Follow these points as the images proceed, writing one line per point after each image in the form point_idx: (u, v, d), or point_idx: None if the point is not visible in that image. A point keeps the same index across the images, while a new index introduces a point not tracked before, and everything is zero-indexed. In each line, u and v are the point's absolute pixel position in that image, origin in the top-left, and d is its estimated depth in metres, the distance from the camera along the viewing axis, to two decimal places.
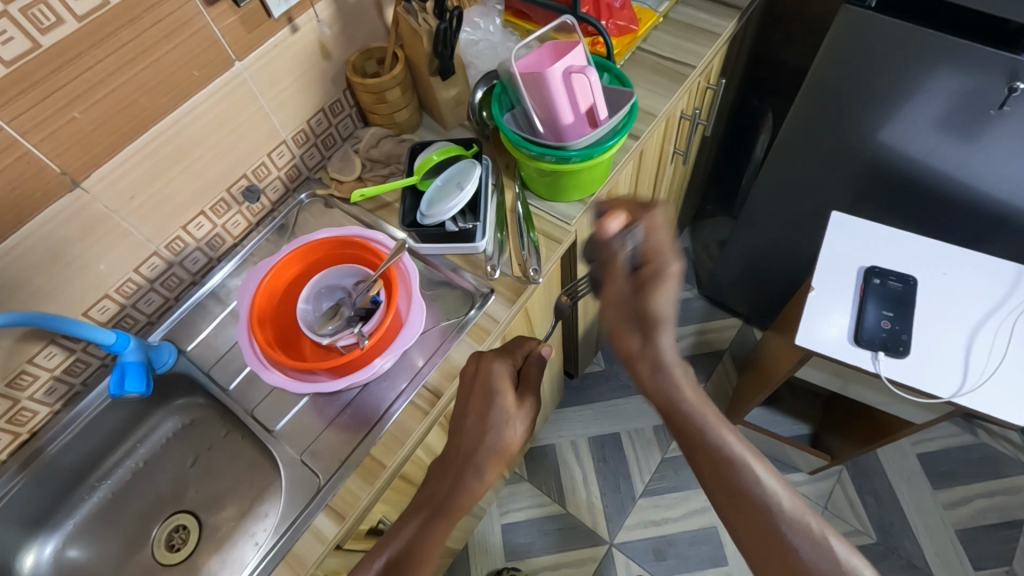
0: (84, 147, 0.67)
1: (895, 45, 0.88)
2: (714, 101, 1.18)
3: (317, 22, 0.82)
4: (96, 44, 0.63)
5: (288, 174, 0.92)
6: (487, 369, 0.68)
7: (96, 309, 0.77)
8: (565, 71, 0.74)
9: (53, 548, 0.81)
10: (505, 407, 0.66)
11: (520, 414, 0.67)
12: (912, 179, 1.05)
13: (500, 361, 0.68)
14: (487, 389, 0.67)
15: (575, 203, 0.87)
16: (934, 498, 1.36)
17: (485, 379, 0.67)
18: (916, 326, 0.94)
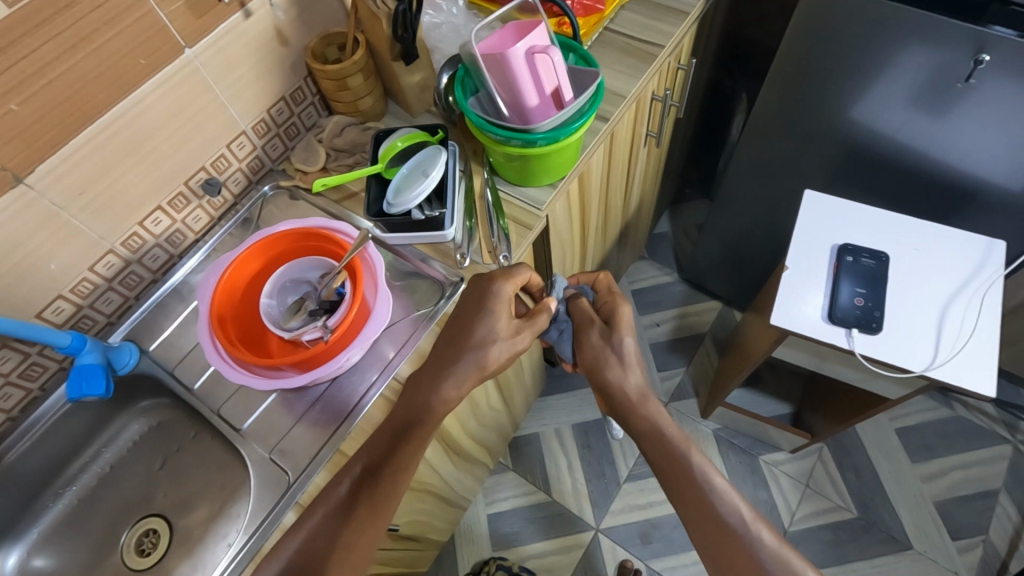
0: (25, 141, 0.64)
1: (861, 20, 0.88)
2: (686, 82, 1.17)
3: (270, 6, 0.79)
4: (33, 29, 0.60)
5: (250, 166, 0.89)
6: (487, 289, 0.70)
7: (50, 311, 0.75)
8: (528, 51, 0.72)
9: (18, 558, 0.79)
10: (501, 335, 0.70)
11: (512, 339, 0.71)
12: (884, 155, 1.05)
13: (502, 282, 0.70)
14: (483, 307, 0.70)
15: (545, 188, 0.85)
16: (912, 472, 1.39)
17: (484, 297, 0.70)
18: (889, 303, 0.94)
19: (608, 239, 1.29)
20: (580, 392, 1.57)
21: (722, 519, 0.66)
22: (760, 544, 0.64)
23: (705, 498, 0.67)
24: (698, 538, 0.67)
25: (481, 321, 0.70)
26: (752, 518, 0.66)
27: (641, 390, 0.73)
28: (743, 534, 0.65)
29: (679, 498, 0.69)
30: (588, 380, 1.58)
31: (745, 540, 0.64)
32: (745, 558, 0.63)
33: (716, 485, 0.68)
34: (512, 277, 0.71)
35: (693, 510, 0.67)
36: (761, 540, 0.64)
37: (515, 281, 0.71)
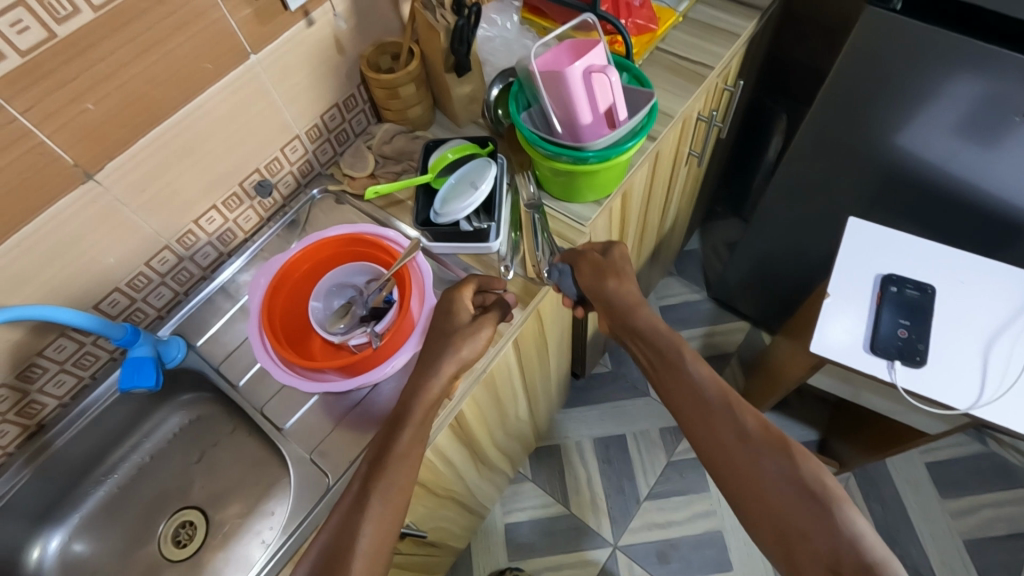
0: (95, 139, 0.66)
1: (916, 49, 0.87)
2: (731, 103, 1.16)
3: (333, 15, 0.81)
4: (111, 33, 0.61)
5: (300, 169, 0.91)
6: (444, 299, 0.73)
7: (106, 303, 0.77)
8: (585, 71, 0.73)
9: (59, 542, 0.80)
10: (462, 329, 0.70)
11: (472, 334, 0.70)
12: (930, 184, 1.03)
13: (454, 291, 0.73)
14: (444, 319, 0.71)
15: (590, 205, 0.86)
16: (942, 507, 1.36)
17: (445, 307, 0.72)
18: (932, 336, 0.93)
19: (642, 255, 1.29)
20: (602, 406, 1.56)
21: (709, 409, 0.68)
22: (742, 425, 0.66)
23: (693, 385, 0.70)
24: (691, 426, 0.70)
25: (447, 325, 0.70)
26: (733, 400, 0.68)
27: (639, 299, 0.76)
28: (723, 410, 0.67)
29: (667, 390, 0.73)
30: (612, 394, 1.57)
31: (729, 420, 0.67)
32: (731, 431, 0.66)
33: (699, 373, 0.71)
34: (464, 285, 0.74)
35: (683, 395, 0.70)
36: (744, 418, 0.66)
37: (468, 289, 0.74)
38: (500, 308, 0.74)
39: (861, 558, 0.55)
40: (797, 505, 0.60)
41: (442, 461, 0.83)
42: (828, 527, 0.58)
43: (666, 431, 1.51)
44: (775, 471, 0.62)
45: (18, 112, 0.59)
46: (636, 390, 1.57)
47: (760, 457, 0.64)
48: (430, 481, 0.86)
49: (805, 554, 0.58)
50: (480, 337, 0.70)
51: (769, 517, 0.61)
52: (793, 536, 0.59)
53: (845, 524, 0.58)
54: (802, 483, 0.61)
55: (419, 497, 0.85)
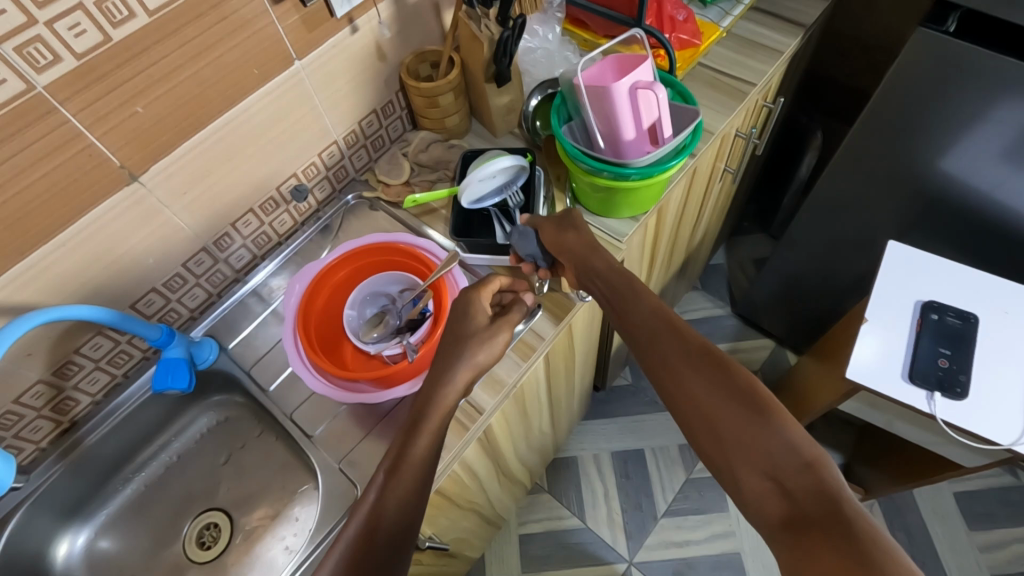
0: (143, 142, 0.66)
1: (967, 72, 0.85)
2: (769, 119, 1.14)
3: (377, 22, 0.81)
4: (164, 39, 0.62)
5: (336, 175, 0.91)
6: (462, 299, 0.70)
7: (143, 303, 0.77)
8: (631, 86, 0.71)
9: (85, 539, 0.81)
10: (479, 333, 0.67)
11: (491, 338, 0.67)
12: (973, 210, 1.01)
13: (474, 293, 0.70)
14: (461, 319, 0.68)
15: (626, 220, 0.85)
16: (969, 539, 1.32)
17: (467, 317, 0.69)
18: (974, 366, 0.90)
19: (670, 269, 1.27)
20: (622, 419, 1.54)
21: (653, 332, 0.64)
22: (682, 343, 0.61)
23: (641, 307, 0.66)
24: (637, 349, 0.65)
25: (465, 327, 0.68)
26: (677, 320, 0.64)
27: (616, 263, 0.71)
28: (665, 330, 0.63)
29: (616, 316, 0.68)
30: (631, 408, 1.55)
31: (672, 341, 0.62)
32: (674, 348, 0.61)
33: (644, 298, 0.67)
34: (483, 286, 0.71)
35: (630, 317, 0.66)
36: (686, 335, 0.62)
37: (488, 291, 0.71)
38: (518, 310, 0.72)
39: (803, 465, 0.51)
40: (735, 413, 0.55)
41: (468, 474, 0.83)
42: (765, 435, 0.53)
43: (685, 448, 1.49)
44: (714, 384, 0.58)
45: (71, 114, 0.59)
46: (656, 405, 1.55)
47: (700, 371, 0.59)
48: (455, 494, 0.85)
49: (743, 463, 0.53)
50: (498, 343, 0.67)
51: (708, 429, 0.56)
52: (729, 445, 0.54)
53: (784, 430, 0.53)
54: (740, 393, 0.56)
55: (443, 509, 0.84)
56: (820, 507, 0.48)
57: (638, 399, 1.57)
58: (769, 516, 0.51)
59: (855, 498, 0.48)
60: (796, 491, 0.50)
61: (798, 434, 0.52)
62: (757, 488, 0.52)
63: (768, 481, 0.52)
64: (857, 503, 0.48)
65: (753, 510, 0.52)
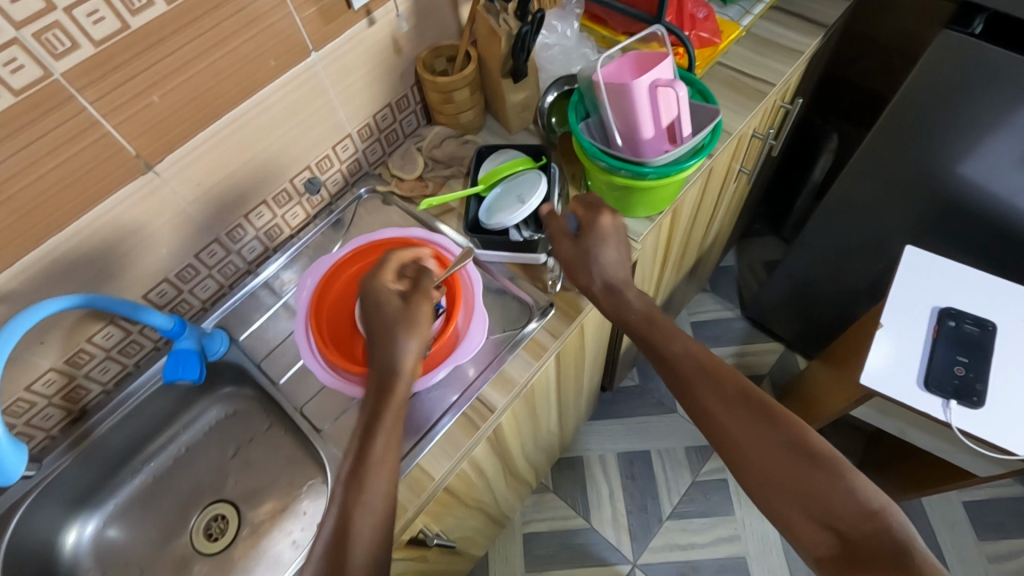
0: (158, 132, 0.66)
1: (992, 76, 0.83)
2: (786, 120, 1.13)
3: (394, 15, 0.80)
4: (181, 27, 0.61)
5: (349, 168, 0.91)
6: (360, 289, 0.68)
7: (155, 293, 0.77)
8: (651, 84, 0.70)
9: (94, 528, 0.81)
10: (399, 317, 0.64)
11: (411, 316, 0.64)
12: (993, 217, 0.99)
13: (371, 278, 0.68)
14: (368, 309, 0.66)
15: (641, 220, 0.84)
16: (978, 549, 1.30)
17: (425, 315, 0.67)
18: (990, 375, 0.89)
19: (682, 270, 1.26)
20: (629, 420, 1.53)
21: (692, 382, 0.64)
22: (726, 395, 0.63)
23: (676, 359, 0.66)
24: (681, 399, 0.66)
25: (378, 310, 0.65)
26: (716, 368, 0.64)
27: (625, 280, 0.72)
28: (706, 381, 0.64)
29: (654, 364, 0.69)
30: (638, 409, 1.55)
31: (715, 394, 0.63)
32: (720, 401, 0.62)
33: (678, 349, 0.66)
34: (376, 266, 0.69)
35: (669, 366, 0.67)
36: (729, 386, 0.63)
37: (387, 271, 0.68)
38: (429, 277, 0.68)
39: (862, 511, 0.54)
40: (788, 462, 0.58)
41: (476, 472, 0.82)
42: (822, 484, 0.56)
43: (692, 451, 1.48)
44: (764, 434, 0.60)
45: (88, 102, 0.59)
46: (663, 407, 1.54)
47: (750, 422, 0.60)
48: (463, 492, 0.84)
49: (801, 509, 0.56)
50: (422, 315, 0.65)
51: (761, 476, 0.59)
52: (787, 496, 0.57)
53: (839, 478, 0.55)
54: (791, 442, 0.59)
55: (451, 507, 0.84)
56: (881, 553, 0.51)
57: (645, 400, 1.56)
58: (830, 561, 0.54)
59: (915, 539, 0.51)
60: (852, 532, 0.54)
61: (853, 480, 0.55)
62: (815, 535, 0.55)
63: (826, 526, 0.55)
64: (920, 545, 0.51)
65: (811, 553, 0.56)
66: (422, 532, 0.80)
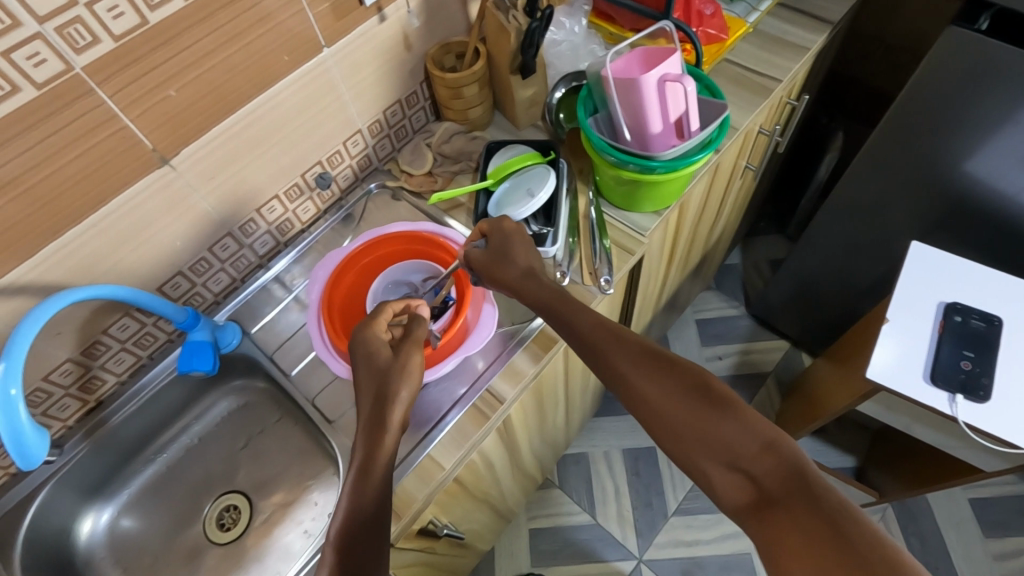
0: (175, 125, 0.67)
1: (998, 72, 0.84)
2: (792, 117, 1.13)
3: (404, 12, 0.81)
4: (199, 22, 0.62)
5: (359, 164, 0.92)
6: (352, 341, 0.64)
7: (169, 286, 0.78)
8: (659, 79, 0.71)
9: (108, 517, 0.82)
10: (391, 367, 0.61)
11: (404, 368, 0.61)
12: (999, 213, 0.99)
13: (364, 330, 0.64)
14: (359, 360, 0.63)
15: (649, 215, 0.85)
16: (984, 548, 1.30)
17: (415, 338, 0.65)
18: (996, 369, 0.89)
19: (688, 266, 1.26)
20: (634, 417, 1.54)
21: (596, 346, 0.60)
22: (629, 355, 0.58)
23: (579, 328, 0.62)
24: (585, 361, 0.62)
25: (370, 363, 0.62)
26: (620, 332, 0.61)
27: (532, 268, 0.69)
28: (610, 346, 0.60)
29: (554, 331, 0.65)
30: None
31: (618, 356, 0.59)
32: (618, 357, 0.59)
33: (582, 319, 0.63)
34: (371, 319, 0.65)
35: (568, 329, 0.63)
36: (628, 341, 0.59)
37: (379, 322, 0.65)
38: (419, 323, 0.65)
39: (759, 445, 0.50)
40: (691, 408, 0.53)
41: (485, 463, 0.83)
42: (718, 424, 0.52)
43: None
44: (666, 384, 0.55)
45: (107, 96, 0.60)
46: None
47: (645, 373, 0.57)
48: (471, 484, 0.85)
49: (702, 453, 0.51)
50: (414, 366, 0.62)
51: (664, 428, 0.54)
52: (687, 442, 0.52)
53: (734, 416, 0.51)
54: (689, 385, 0.55)
55: (460, 499, 0.85)
56: (783, 487, 0.47)
57: None
58: (741, 505, 0.49)
59: (815, 468, 0.47)
60: (761, 474, 0.49)
61: (749, 416, 0.51)
62: (721, 478, 0.50)
63: (731, 468, 0.50)
64: (821, 475, 0.47)
65: (725, 500, 0.51)
66: (431, 522, 0.81)
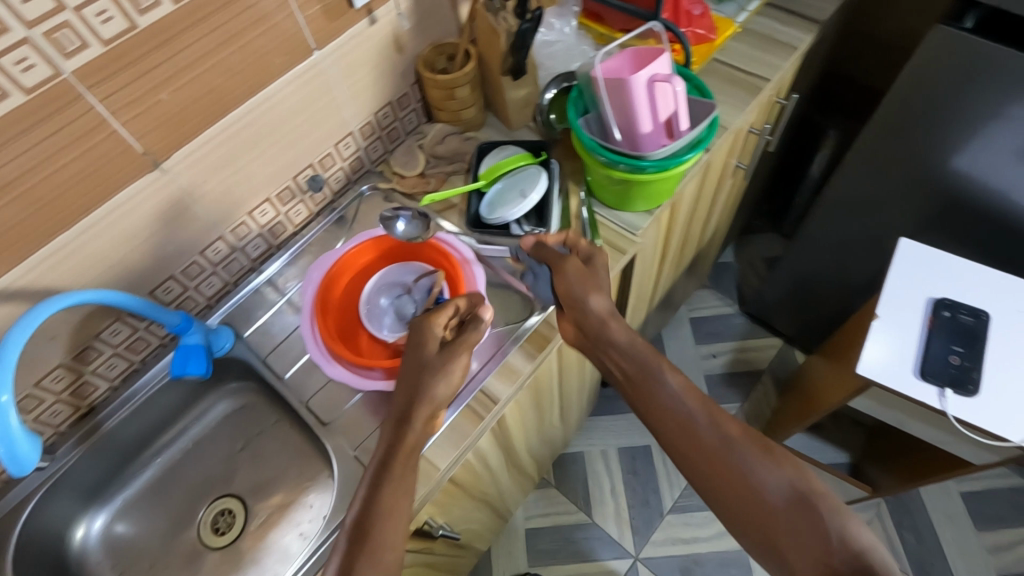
0: (166, 129, 0.67)
1: (984, 70, 0.85)
2: (782, 115, 1.14)
3: (395, 14, 0.82)
4: (189, 26, 0.62)
5: (351, 166, 0.92)
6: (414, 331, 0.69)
7: (161, 290, 0.78)
8: (649, 79, 0.72)
9: (102, 523, 0.82)
10: (432, 364, 0.66)
11: (450, 367, 0.66)
12: (988, 209, 1.01)
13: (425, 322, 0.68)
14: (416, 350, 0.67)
15: (641, 214, 0.85)
16: (978, 541, 1.32)
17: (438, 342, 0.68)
18: (986, 364, 0.90)
19: (681, 265, 1.27)
20: (629, 416, 1.54)
21: (689, 419, 0.64)
22: (722, 435, 0.63)
23: (670, 398, 0.66)
24: (669, 437, 0.66)
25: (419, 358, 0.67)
26: (714, 410, 0.65)
27: (610, 309, 0.70)
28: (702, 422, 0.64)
29: (641, 405, 0.68)
30: None
31: (709, 435, 0.63)
32: (713, 440, 0.63)
33: (673, 385, 0.66)
34: (433, 312, 0.69)
35: (658, 404, 0.66)
36: (725, 426, 0.63)
37: (440, 318, 0.69)
38: (476, 328, 0.69)
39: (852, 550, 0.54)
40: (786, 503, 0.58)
41: (481, 463, 0.83)
42: (813, 523, 0.56)
43: None
44: (762, 475, 0.60)
45: (97, 100, 0.60)
46: None
47: (743, 461, 0.61)
48: (467, 485, 0.85)
49: (795, 547, 0.56)
50: (456, 368, 0.66)
51: (756, 516, 0.59)
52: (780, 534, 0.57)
53: (830, 516, 0.56)
54: (785, 482, 0.59)
55: (456, 499, 0.85)
56: None
57: None
58: None
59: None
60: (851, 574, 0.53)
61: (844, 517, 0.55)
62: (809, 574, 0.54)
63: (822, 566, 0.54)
64: None
65: None
66: (427, 524, 0.80)
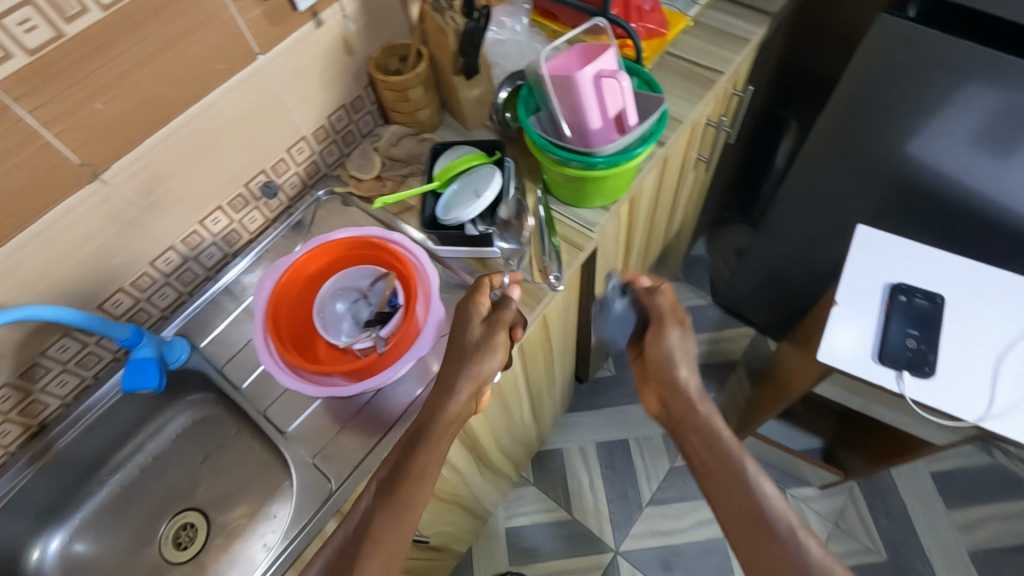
0: (104, 139, 0.65)
1: (930, 58, 0.86)
2: (740, 108, 1.15)
3: (342, 17, 0.81)
4: (121, 33, 0.61)
5: (306, 171, 0.91)
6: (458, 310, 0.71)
7: (110, 303, 0.76)
8: (595, 76, 0.72)
9: (60, 543, 0.80)
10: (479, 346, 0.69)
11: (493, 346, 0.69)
12: (941, 194, 1.02)
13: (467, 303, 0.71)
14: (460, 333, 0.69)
15: (598, 210, 0.85)
16: (948, 519, 1.34)
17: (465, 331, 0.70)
18: (942, 346, 0.92)
19: (648, 259, 1.28)
20: (606, 411, 1.55)
21: (768, 531, 0.64)
22: (799, 558, 0.61)
23: (751, 500, 0.66)
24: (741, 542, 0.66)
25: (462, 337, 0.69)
26: (798, 526, 0.64)
27: (698, 392, 0.74)
28: (789, 543, 0.62)
29: (722, 504, 0.68)
30: (615, 399, 1.56)
31: (791, 550, 0.62)
32: (787, 562, 0.61)
33: (764, 492, 0.66)
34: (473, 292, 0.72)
35: (735, 510, 0.67)
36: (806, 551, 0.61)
37: (480, 298, 0.71)
38: (507, 307, 0.72)
39: None
40: None
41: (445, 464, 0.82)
42: None
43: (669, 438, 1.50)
44: None
45: (26, 112, 0.58)
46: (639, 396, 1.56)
47: None
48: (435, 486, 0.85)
49: None
50: (498, 346, 0.69)
51: None
52: None
53: None
54: None
55: None
56: None
57: (623, 390, 1.58)
58: None
59: None
60: None
61: None
62: None
63: None
64: None
65: None
66: None
